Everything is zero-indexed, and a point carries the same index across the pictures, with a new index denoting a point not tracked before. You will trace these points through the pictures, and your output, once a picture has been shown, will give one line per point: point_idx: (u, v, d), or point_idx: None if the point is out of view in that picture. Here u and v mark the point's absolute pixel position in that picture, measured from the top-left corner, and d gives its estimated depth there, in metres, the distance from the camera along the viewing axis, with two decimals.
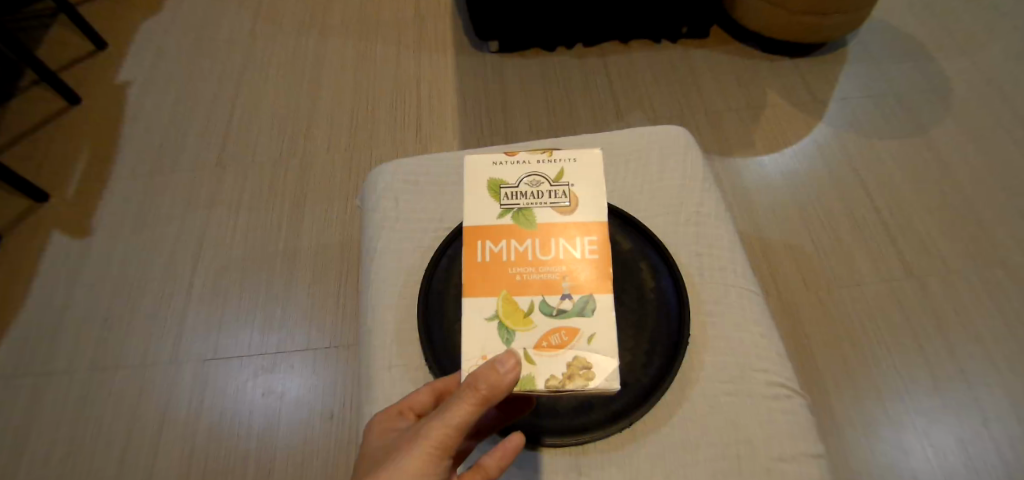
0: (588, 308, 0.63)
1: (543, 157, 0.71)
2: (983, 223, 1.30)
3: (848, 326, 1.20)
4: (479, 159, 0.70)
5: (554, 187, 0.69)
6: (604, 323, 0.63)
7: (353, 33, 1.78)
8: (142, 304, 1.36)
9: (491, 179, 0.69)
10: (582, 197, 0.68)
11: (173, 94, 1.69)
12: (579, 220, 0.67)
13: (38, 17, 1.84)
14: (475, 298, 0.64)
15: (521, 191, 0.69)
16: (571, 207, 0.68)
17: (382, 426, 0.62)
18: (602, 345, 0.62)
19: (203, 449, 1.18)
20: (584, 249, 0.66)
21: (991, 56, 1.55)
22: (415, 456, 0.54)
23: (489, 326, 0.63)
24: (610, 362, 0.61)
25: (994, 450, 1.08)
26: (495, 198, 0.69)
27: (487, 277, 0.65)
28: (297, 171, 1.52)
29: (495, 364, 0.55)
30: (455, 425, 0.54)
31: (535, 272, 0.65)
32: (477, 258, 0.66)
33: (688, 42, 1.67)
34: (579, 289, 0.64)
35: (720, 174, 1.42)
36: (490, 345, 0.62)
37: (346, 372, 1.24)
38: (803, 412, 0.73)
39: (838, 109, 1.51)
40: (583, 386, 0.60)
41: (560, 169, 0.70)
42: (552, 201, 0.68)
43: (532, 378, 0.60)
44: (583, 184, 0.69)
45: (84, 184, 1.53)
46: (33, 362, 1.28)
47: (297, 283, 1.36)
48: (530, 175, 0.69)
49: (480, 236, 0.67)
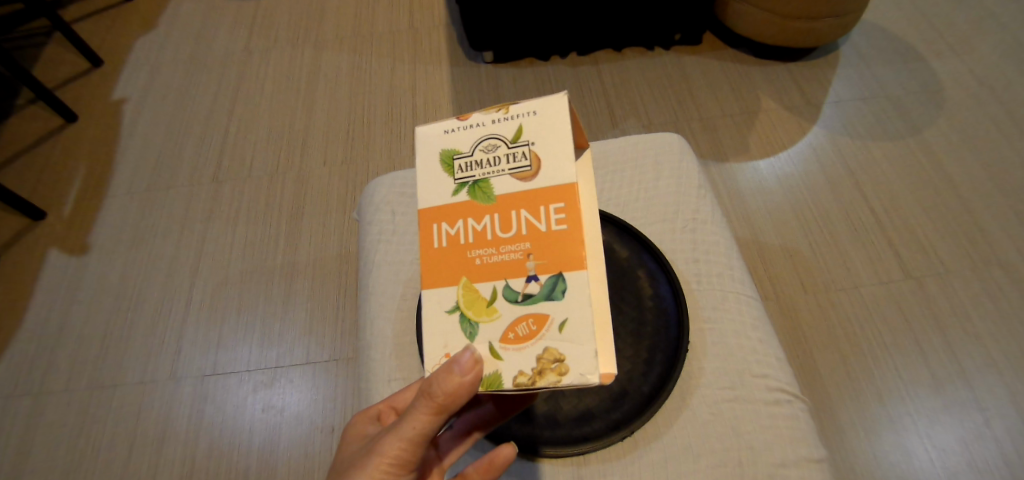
0: (557, 291, 0.58)
1: (499, 115, 0.62)
2: (979, 222, 1.31)
3: (848, 328, 1.21)
4: (428, 129, 0.63)
5: (512, 149, 0.61)
6: (575, 306, 0.57)
7: (347, 46, 1.79)
8: (141, 321, 1.35)
9: (443, 151, 0.62)
10: (544, 157, 0.60)
11: (169, 110, 1.70)
12: (541, 185, 0.59)
13: (34, 36, 1.85)
14: (432, 288, 0.60)
15: (476, 159, 0.61)
16: (531, 171, 0.60)
17: (354, 431, 0.65)
18: (573, 333, 0.57)
19: (203, 466, 1.18)
20: (551, 219, 0.59)
21: (981, 57, 1.56)
22: (373, 468, 0.56)
23: (450, 319, 0.59)
24: (584, 351, 0.56)
25: (997, 449, 1.07)
26: (449, 172, 0.62)
27: (445, 264, 0.60)
28: (294, 185, 1.52)
29: (451, 367, 0.54)
30: (411, 436, 0.56)
31: (495, 254, 0.59)
32: (434, 244, 0.61)
33: (680, 49, 1.68)
34: (546, 269, 0.58)
35: (716, 180, 1.43)
36: (454, 341, 0.59)
37: (346, 385, 1.24)
38: (804, 416, 0.72)
39: (831, 112, 1.52)
40: (555, 382, 0.56)
41: (518, 126, 0.61)
42: (510, 167, 0.61)
43: (498, 376, 0.57)
44: (545, 141, 0.60)
45: (81, 201, 1.53)
46: (31, 382, 1.28)
47: (296, 296, 1.36)
48: (486, 139, 0.62)
49: (435, 219, 0.61)
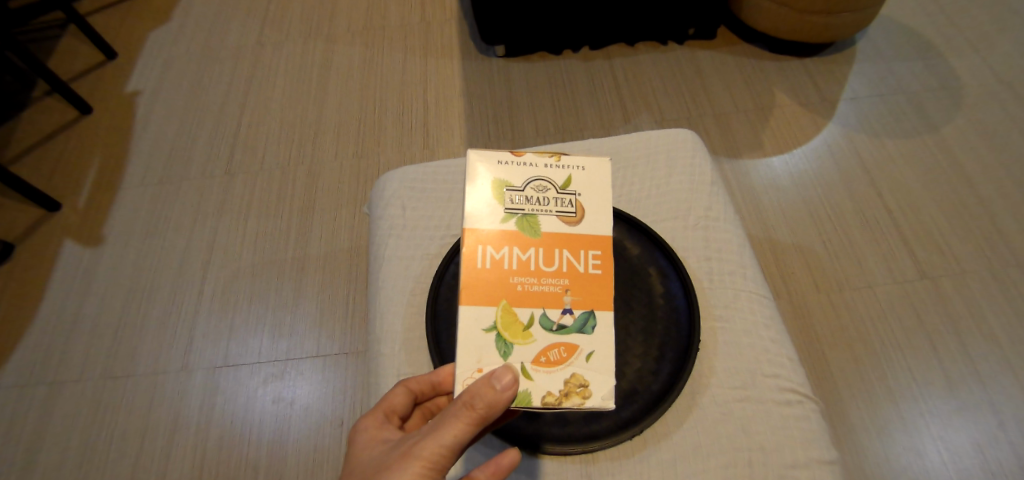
0: (588, 325, 0.62)
1: (551, 161, 0.68)
2: (997, 222, 1.29)
3: (860, 327, 1.19)
4: (485, 157, 0.67)
5: (559, 194, 0.66)
6: (603, 341, 0.62)
7: (359, 40, 1.79)
8: (154, 311, 1.37)
9: (496, 180, 0.66)
10: (588, 208, 0.66)
11: (183, 103, 1.71)
12: (583, 231, 0.65)
13: (50, 28, 1.87)
14: (473, 304, 0.62)
15: (526, 195, 0.66)
16: (576, 218, 0.65)
17: (368, 437, 0.63)
18: (599, 364, 0.61)
19: (214, 457, 1.19)
20: (587, 263, 0.64)
21: (1002, 54, 1.53)
22: (408, 473, 0.55)
23: (487, 337, 0.61)
24: (609, 382, 0.61)
25: (1010, 452, 1.06)
26: (499, 200, 0.65)
27: (488, 286, 0.63)
28: (305, 178, 1.53)
29: (491, 380, 0.55)
30: (447, 444, 0.55)
31: (536, 283, 0.63)
32: (478, 264, 0.63)
33: (694, 43, 1.66)
34: (580, 304, 0.62)
35: (729, 176, 1.41)
36: (488, 357, 0.60)
37: (356, 378, 1.25)
38: (816, 418, 0.71)
39: (847, 109, 1.49)
40: (579, 404, 0.59)
41: (567, 176, 0.67)
42: (556, 209, 0.66)
43: (529, 395, 0.59)
44: (590, 195, 0.67)
45: (96, 193, 1.55)
46: (47, 369, 1.30)
47: (307, 290, 1.36)
48: (536, 180, 0.66)
49: (482, 241, 0.64)
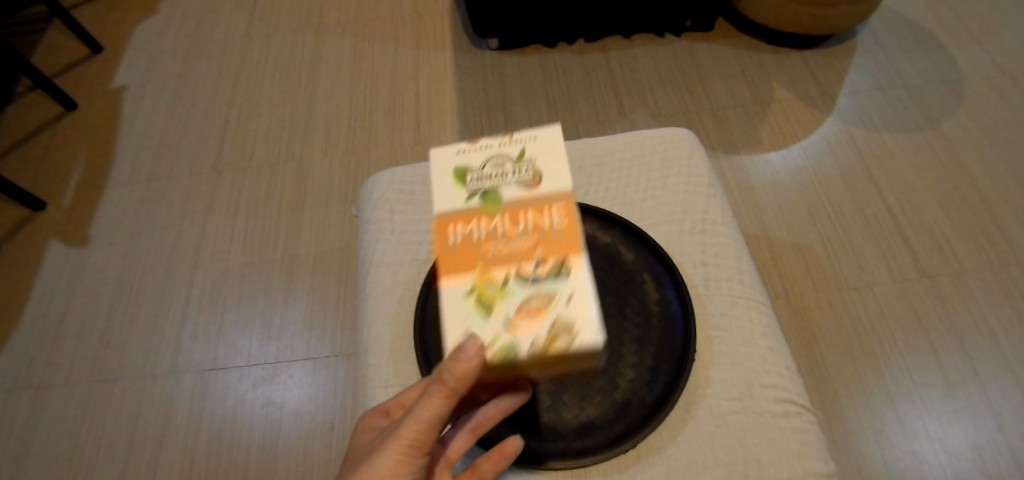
0: (562, 271, 0.59)
1: (504, 139, 0.66)
2: (998, 219, 1.26)
3: (858, 327, 1.17)
4: (441, 152, 0.66)
5: (518, 166, 0.64)
6: (581, 282, 0.59)
7: (350, 33, 1.75)
8: (141, 313, 1.34)
9: (455, 169, 0.64)
10: (547, 170, 0.64)
11: (171, 98, 1.67)
12: (545, 193, 0.62)
13: (34, 21, 1.83)
14: (446, 286, 0.59)
15: (485, 175, 0.64)
16: (536, 182, 0.63)
17: (367, 427, 0.61)
18: (580, 303, 0.58)
19: (202, 461, 1.17)
20: (552, 218, 0.61)
21: (1005, 45, 1.50)
22: (389, 454, 0.53)
23: (464, 308, 0.58)
24: (592, 319, 0.57)
25: (1010, 454, 1.04)
26: (459, 186, 0.63)
27: (458, 263, 0.60)
28: (295, 175, 1.50)
29: (459, 352, 0.52)
30: (426, 425, 0.53)
31: (505, 248, 0.60)
32: (446, 247, 0.60)
33: (692, 35, 1.63)
34: (552, 256, 0.59)
35: (726, 172, 1.39)
36: (468, 325, 0.58)
37: (346, 380, 1.22)
38: (813, 429, 0.69)
39: (846, 102, 1.46)
40: (568, 346, 0.56)
41: (521, 148, 0.65)
42: (517, 180, 0.63)
43: (516, 347, 0.56)
44: (547, 159, 0.65)
45: (81, 191, 1.51)
46: (32, 373, 1.28)
47: (296, 290, 1.34)
48: (494, 158, 0.65)
49: (446, 224, 0.61)
